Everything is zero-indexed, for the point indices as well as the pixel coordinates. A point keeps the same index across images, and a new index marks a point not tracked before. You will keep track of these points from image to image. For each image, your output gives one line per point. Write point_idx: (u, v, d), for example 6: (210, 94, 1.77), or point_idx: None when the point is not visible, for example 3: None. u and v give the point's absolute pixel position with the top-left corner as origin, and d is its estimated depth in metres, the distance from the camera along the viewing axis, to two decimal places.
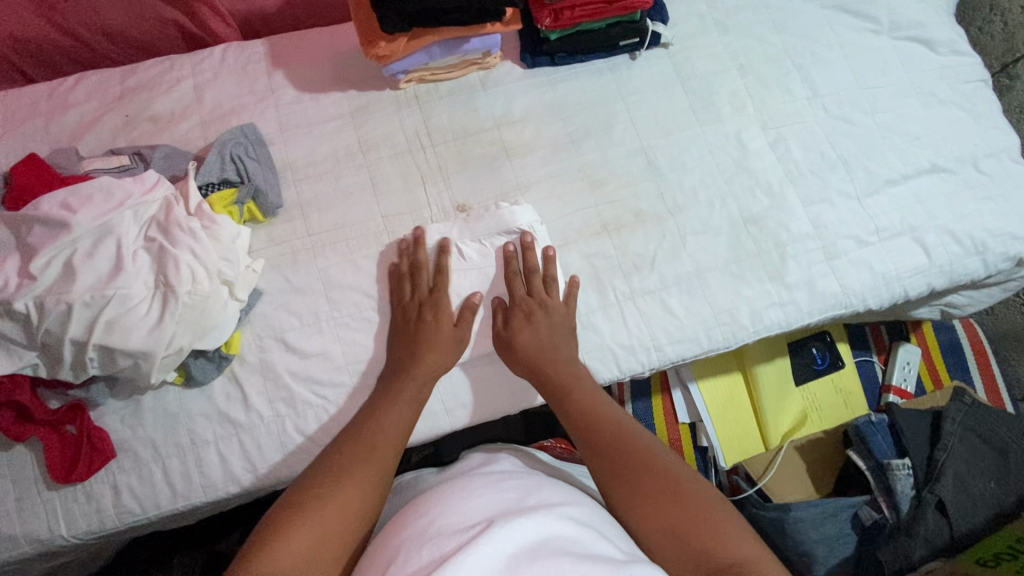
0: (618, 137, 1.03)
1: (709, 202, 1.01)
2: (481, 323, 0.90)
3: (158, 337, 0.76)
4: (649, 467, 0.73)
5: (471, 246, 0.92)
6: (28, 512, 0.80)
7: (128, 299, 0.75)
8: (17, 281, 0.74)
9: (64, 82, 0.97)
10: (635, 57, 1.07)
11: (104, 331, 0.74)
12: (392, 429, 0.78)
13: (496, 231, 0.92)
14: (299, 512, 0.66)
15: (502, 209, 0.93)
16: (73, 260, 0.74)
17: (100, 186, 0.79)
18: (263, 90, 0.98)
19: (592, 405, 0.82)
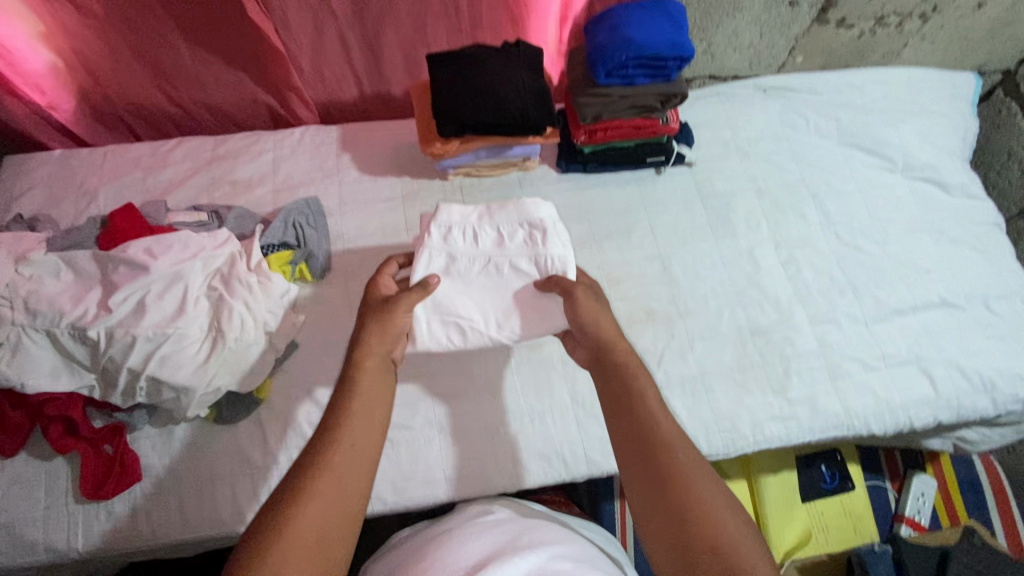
0: (638, 242, 1.12)
1: (718, 310, 1.07)
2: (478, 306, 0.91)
3: (202, 375, 0.85)
4: (691, 485, 0.61)
5: (487, 233, 0.92)
6: (53, 522, 0.86)
7: (184, 339, 0.85)
8: (95, 311, 0.85)
9: (166, 143, 1.13)
10: (660, 172, 1.18)
11: (157, 364, 0.84)
12: (371, 404, 0.70)
13: (516, 222, 0.92)
14: (282, 508, 0.60)
15: (527, 203, 0.92)
16: (145, 299, 0.85)
17: (180, 238, 0.92)
18: (331, 168, 1.13)
19: (638, 398, 0.69)
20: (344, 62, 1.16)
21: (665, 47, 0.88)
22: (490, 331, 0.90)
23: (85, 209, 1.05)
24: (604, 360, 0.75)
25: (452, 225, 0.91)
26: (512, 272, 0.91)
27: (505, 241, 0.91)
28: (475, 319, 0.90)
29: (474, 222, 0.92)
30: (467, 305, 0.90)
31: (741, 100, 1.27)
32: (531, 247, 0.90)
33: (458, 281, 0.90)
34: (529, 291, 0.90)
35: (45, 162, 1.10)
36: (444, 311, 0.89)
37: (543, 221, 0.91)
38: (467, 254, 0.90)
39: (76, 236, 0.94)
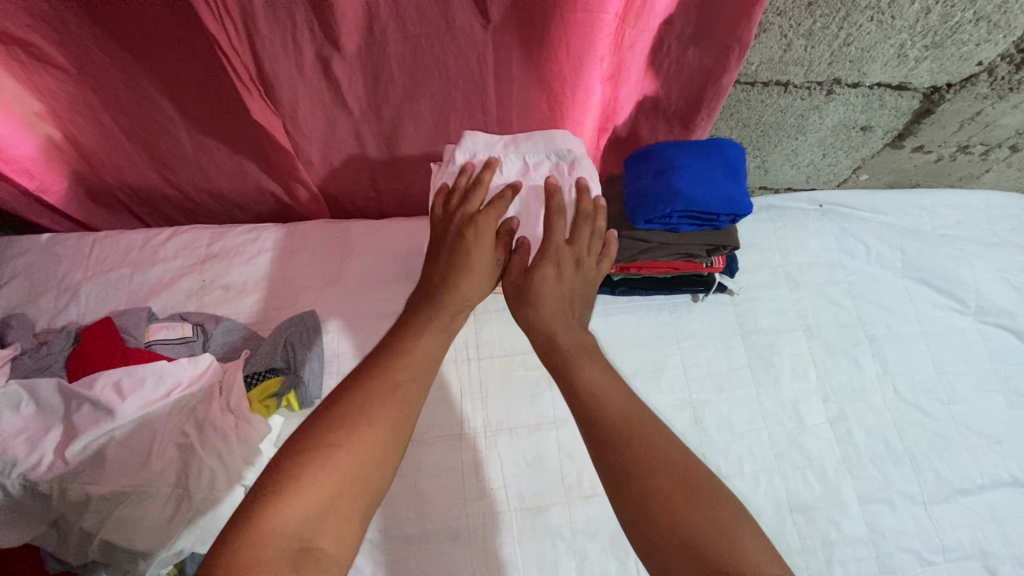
0: (667, 383, 1.00)
1: (754, 476, 0.94)
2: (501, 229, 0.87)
3: (163, 540, 0.75)
4: (648, 478, 0.59)
5: (512, 163, 0.86)
6: None
7: (147, 496, 0.75)
8: (51, 460, 0.76)
9: (159, 234, 1.04)
10: (696, 299, 1.05)
11: (113, 527, 0.74)
12: (426, 362, 0.71)
13: (543, 152, 0.85)
14: (337, 434, 0.61)
15: (555, 131, 0.84)
16: (107, 449, 0.76)
17: (154, 367, 0.81)
18: (333, 274, 1.04)
19: (591, 390, 0.68)
20: (359, 155, 1.07)
21: (716, 203, 0.77)
22: None
23: (64, 309, 0.97)
24: (557, 347, 0.75)
25: (475, 152, 0.85)
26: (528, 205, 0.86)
27: (529, 172, 0.86)
28: None
29: (497, 151, 0.86)
30: None
31: (794, 219, 1.13)
32: (555, 179, 0.85)
33: None
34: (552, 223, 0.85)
35: (30, 249, 1.03)
36: None
37: (571, 152, 0.85)
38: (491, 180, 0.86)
39: (47, 355, 0.86)
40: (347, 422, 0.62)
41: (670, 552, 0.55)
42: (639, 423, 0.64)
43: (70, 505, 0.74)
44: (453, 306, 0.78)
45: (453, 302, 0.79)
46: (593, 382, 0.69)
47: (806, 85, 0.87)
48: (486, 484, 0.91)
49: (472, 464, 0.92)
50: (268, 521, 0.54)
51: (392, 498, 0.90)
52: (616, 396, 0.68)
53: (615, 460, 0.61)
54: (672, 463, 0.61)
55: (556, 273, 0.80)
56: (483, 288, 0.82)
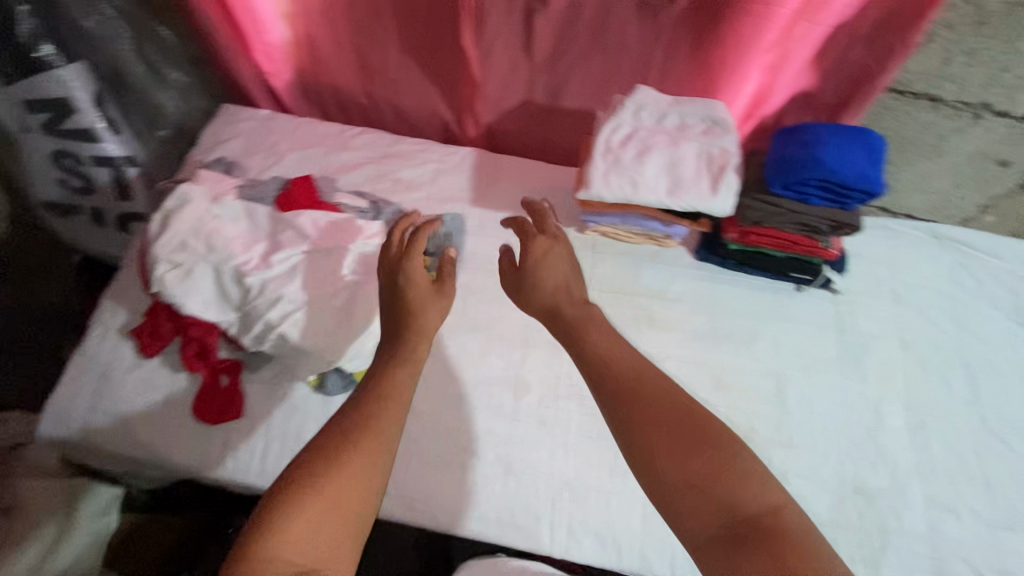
0: (758, 353, 1.06)
1: (825, 453, 1.00)
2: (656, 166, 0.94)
3: (322, 345, 0.94)
4: (649, 429, 0.58)
5: (673, 118, 0.98)
6: (160, 426, 0.97)
7: (320, 308, 0.94)
8: (257, 262, 0.95)
9: (351, 130, 1.26)
10: (800, 289, 1.12)
11: (291, 325, 0.93)
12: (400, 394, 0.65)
13: (701, 115, 0.98)
14: (320, 470, 0.56)
15: (714, 103, 0.99)
16: (301, 265, 0.96)
17: (343, 219, 1.01)
18: (482, 191, 1.20)
19: (596, 355, 0.65)
20: (525, 100, 1.23)
21: (854, 176, 0.86)
22: (639, 192, 0.93)
23: (269, 166, 1.18)
24: (560, 318, 0.71)
25: (645, 104, 0.98)
26: (685, 149, 0.95)
27: (686, 127, 0.98)
28: (633, 178, 0.93)
29: (663, 106, 0.99)
30: (646, 165, 0.93)
31: (911, 243, 1.18)
32: (710, 136, 0.96)
33: (637, 149, 0.95)
34: (703, 166, 0.94)
35: (251, 118, 1.27)
36: (619, 168, 0.94)
37: (724, 120, 0.98)
38: (651, 129, 0.97)
39: (260, 191, 1.06)
40: (335, 451, 0.58)
41: (679, 497, 0.55)
42: (643, 375, 0.62)
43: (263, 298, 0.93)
44: (416, 329, 0.72)
45: (417, 325, 0.73)
46: (591, 340, 0.66)
47: (955, 104, 0.96)
48: (576, 391, 1.02)
49: (568, 371, 1.04)
50: (264, 551, 0.50)
51: (495, 379, 1.03)
52: (615, 350, 0.65)
53: (623, 413, 0.59)
54: (679, 413, 0.59)
55: (537, 260, 0.77)
56: (442, 316, 0.77)
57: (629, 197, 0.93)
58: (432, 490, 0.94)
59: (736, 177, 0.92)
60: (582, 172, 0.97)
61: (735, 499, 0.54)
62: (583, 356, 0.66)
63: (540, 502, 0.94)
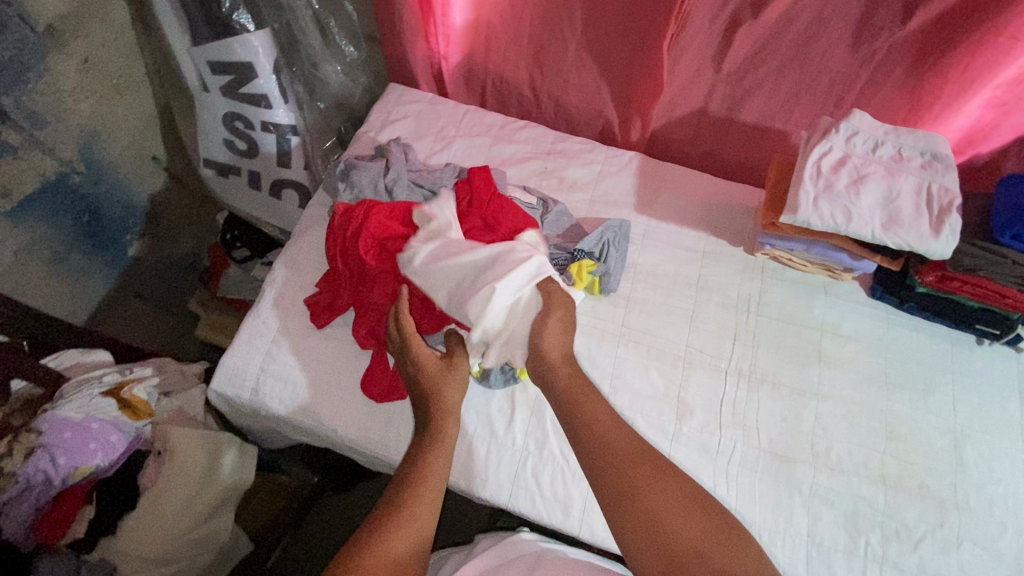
0: (934, 406, 1.01)
1: (1003, 523, 0.93)
2: (871, 198, 0.90)
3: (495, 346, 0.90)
4: (657, 502, 0.61)
5: (888, 148, 0.94)
6: (327, 398, 0.99)
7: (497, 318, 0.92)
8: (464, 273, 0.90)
9: (515, 123, 1.25)
10: (980, 343, 1.06)
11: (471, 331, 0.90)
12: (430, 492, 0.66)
13: (921, 149, 0.93)
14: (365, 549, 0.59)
15: (935, 136, 0.94)
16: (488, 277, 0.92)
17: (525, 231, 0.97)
18: (646, 200, 1.17)
19: (596, 429, 0.68)
20: (699, 110, 1.19)
21: None
22: (848, 223, 0.89)
23: (438, 151, 1.19)
24: (562, 386, 0.75)
25: (860, 131, 0.94)
26: (901, 183, 0.91)
27: (902, 159, 0.93)
28: (844, 209, 0.89)
29: (879, 134, 0.94)
30: (860, 196, 0.89)
31: None
32: (928, 171, 0.91)
33: (849, 177, 0.91)
34: (921, 203, 0.89)
35: (418, 100, 1.28)
36: (830, 196, 0.90)
37: (947, 156, 0.92)
38: (864, 157, 0.93)
39: (440, 177, 1.07)
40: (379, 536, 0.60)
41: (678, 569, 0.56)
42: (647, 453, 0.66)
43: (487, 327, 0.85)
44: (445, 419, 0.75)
45: (442, 413, 0.75)
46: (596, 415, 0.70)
47: None
48: (738, 419, 0.99)
49: (730, 398, 1.00)
50: None
51: (656, 395, 1.00)
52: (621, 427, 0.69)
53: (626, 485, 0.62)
54: (676, 485, 0.63)
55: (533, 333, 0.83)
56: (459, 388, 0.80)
57: (838, 227, 0.89)
58: (587, 499, 0.94)
59: (959, 219, 0.87)
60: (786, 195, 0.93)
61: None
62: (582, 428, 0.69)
63: None
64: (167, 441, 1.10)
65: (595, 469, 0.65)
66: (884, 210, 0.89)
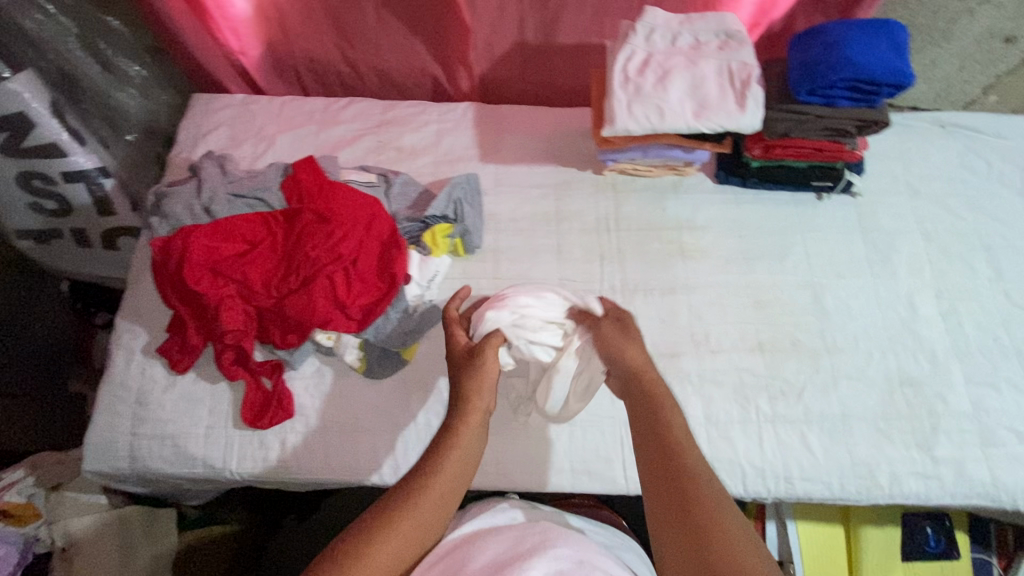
0: (790, 267, 1.08)
1: (868, 351, 1.02)
2: (679, 90, 0.91)
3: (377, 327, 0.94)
4: (706, 539, 0.52)
5: (686, 38, 0.95)
6: (211, 440, 0.94)
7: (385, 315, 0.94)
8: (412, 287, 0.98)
9: (339, 102, 1.18)
10: (821, 197, 1.13)
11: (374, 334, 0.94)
12: (454, 480, 0.64)
13: (715, 31, 0.95)
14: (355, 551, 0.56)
15: (726, 16, 0.96)
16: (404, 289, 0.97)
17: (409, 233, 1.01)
18: (489, 147, 1.14)
19: (656, 436, 0.62)
20: (518, 43, 1.16)
21: (884, 72, 0.86)
22: (664, 120, 0.90)
23: (262, 153, 1.11)
24: (631, 386, 0.71)
25: (656, 27, 0.95)
26: (704, 69, 0.92)
27: (701, 45, 0.94)
28: (657, 108, 0.90)
29: (674, 27, 0.95)
30: (668, 90, 0.90)
31: (920, 134, 1.20)
32: (726, 51, 0.93)
33: (655, 75, 0.92)
34: (724, 83, 0.91)
35: (228, 105, 1.18)
36: (642, 97, 0.91)
37: (739, 33, 0.94)
38: (665, 52, 0.93)
39: (263, 180, 1.00)
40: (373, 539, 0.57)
41: None
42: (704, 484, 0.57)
43: (585, 387, 0.89)
44: (471, 406, 0.70)
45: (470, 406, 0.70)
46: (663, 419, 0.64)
47: None
48: None
49: None
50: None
51: None
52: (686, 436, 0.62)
53: (672, 511, 0.56)
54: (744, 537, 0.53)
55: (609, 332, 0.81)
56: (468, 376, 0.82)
57: (656, 127, 0.91)
58: (500, 453, 0.95)
59: (761, 90, 0.90)
60: (603, 108, 0.94)
61: None
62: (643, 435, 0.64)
63: (608, 445, 0.95)
64: (68, 533, 1.08)
65: (653, 478, 0.59)
66: (694, 98, 0.90)
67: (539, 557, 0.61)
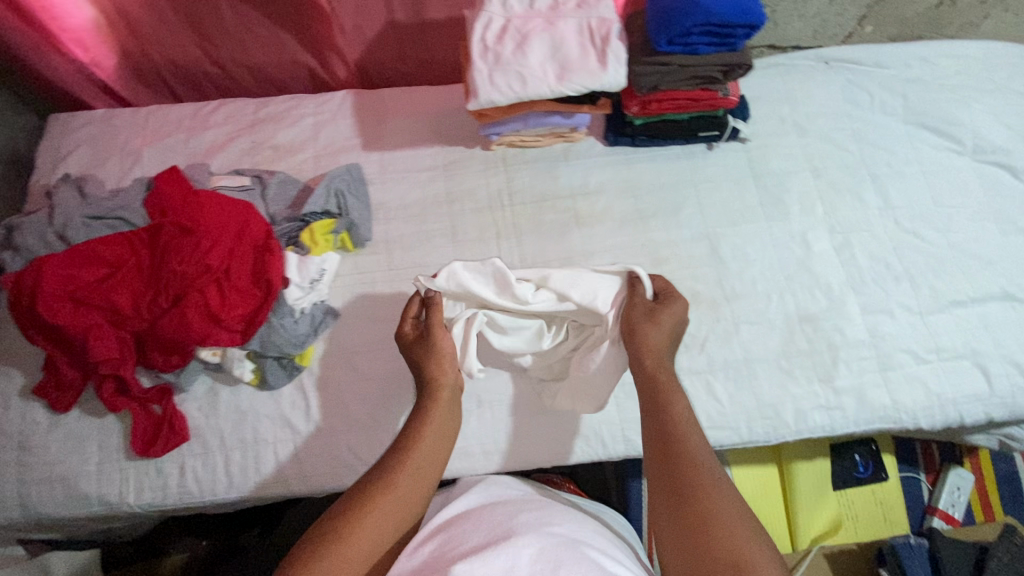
0: (685, 221, 1.08)
1: (766, 294, 1.03)
2: (539, 53, 0.88)
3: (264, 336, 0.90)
4: (704, 508, 0.62)
5: None
6: (105, 475, 0.90)
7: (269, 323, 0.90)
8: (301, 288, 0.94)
9: (208, 106, 1.12)
10: (711, 147, 1.13)
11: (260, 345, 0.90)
12: (429, 447, 0.75)
13: None
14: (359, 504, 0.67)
15: None
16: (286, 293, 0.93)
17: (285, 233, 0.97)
18: (371, 134, 1.10)
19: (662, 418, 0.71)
20: (388, 23, 1.12)
21: (735, 13, 0.85)
22: (527, 87, 0.88)
23: (129, 170, 1.05)
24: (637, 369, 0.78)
25: None
26: (563, 29, 0.89)
27: (559, 5, 0.91)
28: (518, 75, 0.87)
29: None
30: (527, 55, 0.87)
31: (803, 72, 1.21)
32: (583, 8, 0.91)
33: (514, 40, 0.89)
34: (584, 42, 0.89)
35: (88, 122, 1.11)
36: (502, 65, 0.88)
37: None
38: (523, 15, 0.90)
39: (124, 198, 0.95)
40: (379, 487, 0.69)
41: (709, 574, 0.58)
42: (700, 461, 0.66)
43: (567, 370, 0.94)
44: (443, 383, 0.81)
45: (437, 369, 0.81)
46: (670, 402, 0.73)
47: None
48: None
49: None
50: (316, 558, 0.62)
51: None
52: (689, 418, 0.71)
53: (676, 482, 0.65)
54: (734, 504, 0.62)
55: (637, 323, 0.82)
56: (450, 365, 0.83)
57: (520, 95, 0.88)
58: None
59: (622, 45, 0.88)
60: (466, 80, 0.91)
61: None
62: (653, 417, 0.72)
63: (517, 421, 0.96)
64: None
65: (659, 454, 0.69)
66: (553, 60, 0.88)
67: (524, 532, 0.65)
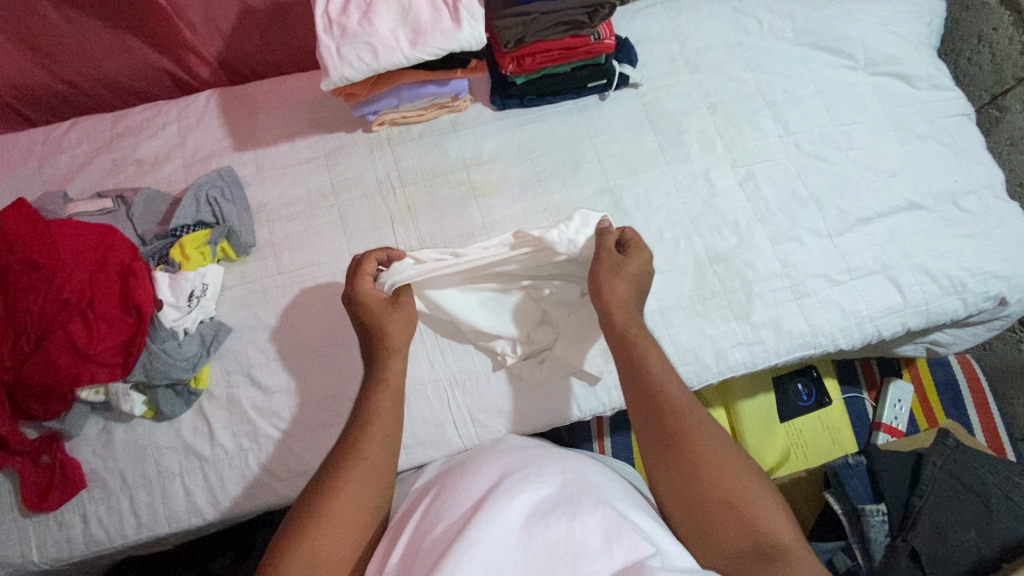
0: (585, 176, 1.04)
1: (674, 240, 1.01)
2: (387, 20, 0.83)
3: (146, 365, 0.85)
4: (699, 456, 0.66)
5: None
6: (3, 536, 0.85)
7: (152, 353, 0.85)
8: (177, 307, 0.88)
9: (59, 127, 1.03)
10: (604, 97, 1.09)
11: (145, 376, 0.85)
12: (387, 426, 0.72)
13: None
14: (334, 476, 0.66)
15: None
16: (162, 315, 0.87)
17: (155, 254, 0.92)
18: (242, 134, 1.03)
19: (648, 375, 0.72)
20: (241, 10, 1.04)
21: None
22: (378, 62, 0.82)
23: None
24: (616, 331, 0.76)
25: None
26: None
27: None
28: (367, 48, 0.82)
29: None
30: (375, 26, 0.82)
31: (687, 8, 1.17)
32: None
33: (360, 12, 0.83)
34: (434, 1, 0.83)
35: None
36: (351, 38, 0.82)
37: None
38: None
39: None
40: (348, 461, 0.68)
41: (709, 513, 0.63)
42: (687, 417, 0.68)
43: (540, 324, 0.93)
44: (393, 356, 0.77)
45: (380, 341, 0.78)
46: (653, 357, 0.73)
47: None
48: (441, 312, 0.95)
49: None
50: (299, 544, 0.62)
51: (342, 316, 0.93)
52: (669, 372, 0.72)
53: (667, 436, 0.68)
54: (723, 450, 0.67)
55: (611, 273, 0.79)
56: (406, 327, 0.81)
57: (375, 68, 0.83)
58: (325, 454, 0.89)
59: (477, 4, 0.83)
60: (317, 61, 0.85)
61: (752, 525, 0.61)
62: (641, 372, 0.72)
63: (437, 410, 0.92)
64: None
65: (651, 410, 0.70)
66: (403, 26, 0.83)
67: (524, 485, 0.63)
